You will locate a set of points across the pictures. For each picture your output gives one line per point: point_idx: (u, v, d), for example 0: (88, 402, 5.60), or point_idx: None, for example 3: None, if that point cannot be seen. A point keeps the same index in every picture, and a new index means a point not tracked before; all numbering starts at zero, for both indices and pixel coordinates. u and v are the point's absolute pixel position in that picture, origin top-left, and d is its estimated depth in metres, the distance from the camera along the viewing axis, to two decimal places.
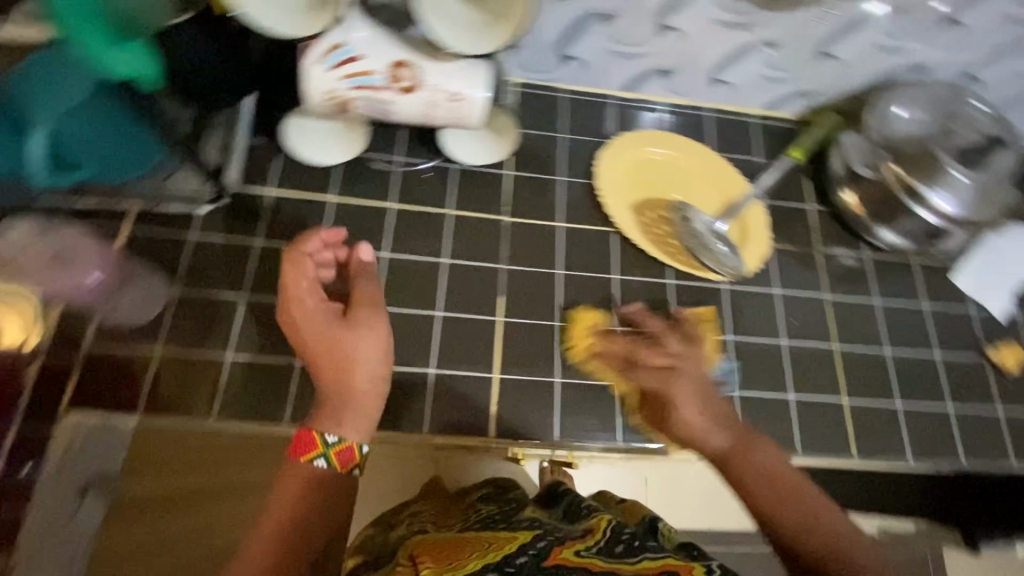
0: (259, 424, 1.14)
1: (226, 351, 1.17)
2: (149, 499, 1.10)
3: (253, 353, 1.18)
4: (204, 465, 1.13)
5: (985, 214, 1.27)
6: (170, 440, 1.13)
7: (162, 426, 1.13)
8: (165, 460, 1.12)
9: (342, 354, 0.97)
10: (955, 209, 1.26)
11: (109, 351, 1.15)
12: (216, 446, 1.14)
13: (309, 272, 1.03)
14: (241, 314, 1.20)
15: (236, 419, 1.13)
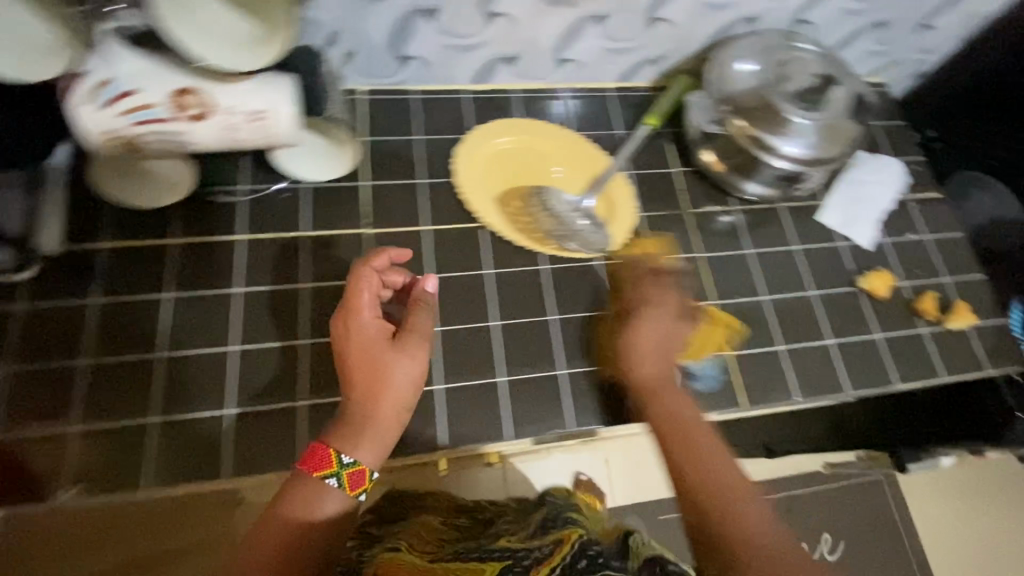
0: (121, 497, 1.06)
1: (71, 420, 1.09)
2: None
3: (108, 412, 1.10)
4: (104, 543, 1.04)
5: (832, 152, 1.41)
6: (48, 519, 1.03)
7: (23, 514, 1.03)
8: (50, 542, 1.02)
9: (381, 380, 0.88)
10: (803, 152, 1.39)
11: None
12: (120, 520, 1.05)
13: (374, 286, 0.97)
14: (90, 371, 1.12)
15: (101, 494, 1.05)
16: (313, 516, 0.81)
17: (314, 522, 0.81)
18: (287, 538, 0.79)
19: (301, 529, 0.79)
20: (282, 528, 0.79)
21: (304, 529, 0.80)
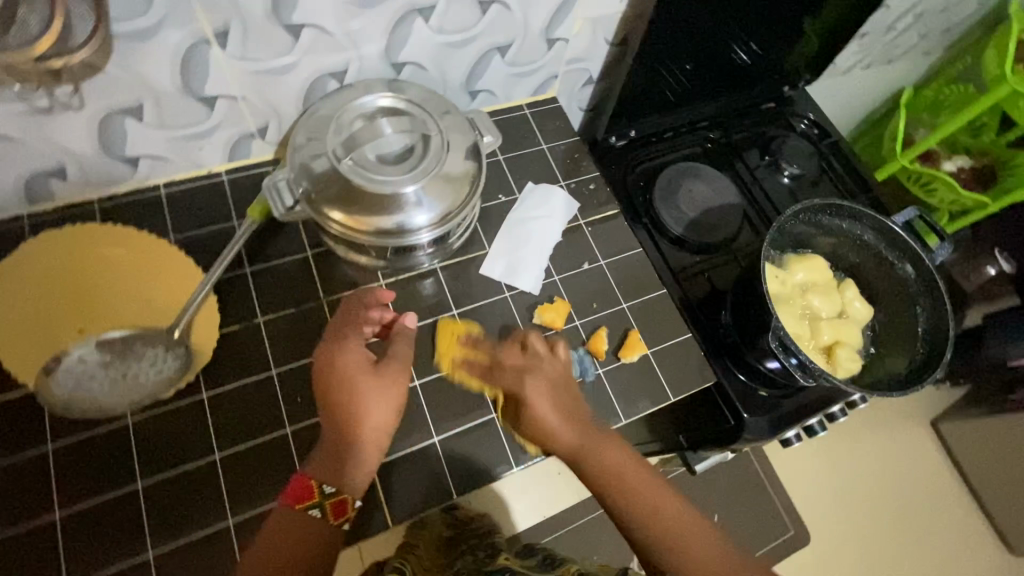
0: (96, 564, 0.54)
1: None
2: None
3: (41, 428, 0.58)
4: None
5: (842, 94, 1.33)
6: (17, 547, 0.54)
7: None
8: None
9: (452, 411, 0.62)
10: (822, 89, 1.28)
11: None
12: (104, 559, 0.55)
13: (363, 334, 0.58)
14: None
15: (82, 547, 0.55)
16: (550, 380, 0.61)
17: (557, 386, 0.61)
18: (558, 409, 0.59)
19: (550, 392, 0.60)
20: (538, 406, 0.59)
21: (563, 404, 0.60)
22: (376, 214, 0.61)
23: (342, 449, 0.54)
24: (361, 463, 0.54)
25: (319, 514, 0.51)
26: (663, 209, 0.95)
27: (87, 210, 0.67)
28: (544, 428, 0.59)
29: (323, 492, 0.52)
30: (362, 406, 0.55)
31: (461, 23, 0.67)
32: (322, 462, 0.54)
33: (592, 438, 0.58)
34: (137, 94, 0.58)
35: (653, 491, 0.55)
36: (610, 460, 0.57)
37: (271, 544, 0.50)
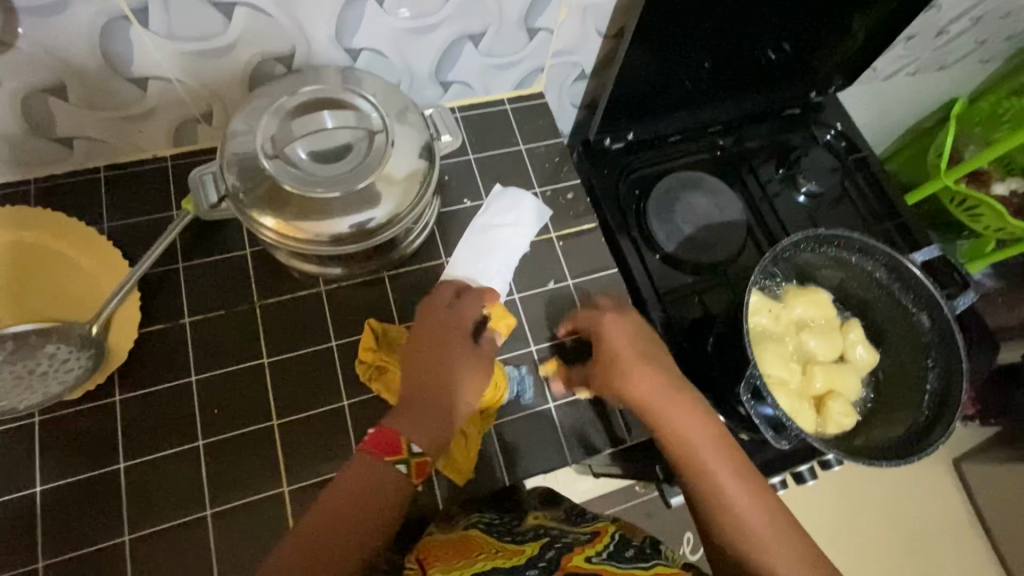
0: None
1: None
2: None
3: None
4: None
5: (882, 103, 1.20)
6: None
7: None
8: None
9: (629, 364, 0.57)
10: (856, 96, 1.15)
11: None
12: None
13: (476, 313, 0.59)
14: None
15: None
16: (633, 337, 0.60)
17: (639, 348, 0.59)
18: (638, 367, 0.57)
19: (636, 349, 0.58)
20: (628, 364, 0.57)
21: (650, 364, 0.58)
22: (307, 216, 0.55)
23: (430, 411, 0.51)
24: (442, 424, 0.51)
25: (405, 472, 0.48)
26: (656, 222, 0.86)
27: (22, 190, 0.64)
28: (624, 385, 0.56)
29: (412, 451, 0.49)
30: (455, 377, 0.54)
31: (421, 8, 0.60)
32: (408, 417, 0.51)
33: (663, 404, 0.55)
34: (57, 73, 0.54)
35: (730, 475, 0.50)
36: (685, 431, 0.53)
37: (357, 487, 0.47)
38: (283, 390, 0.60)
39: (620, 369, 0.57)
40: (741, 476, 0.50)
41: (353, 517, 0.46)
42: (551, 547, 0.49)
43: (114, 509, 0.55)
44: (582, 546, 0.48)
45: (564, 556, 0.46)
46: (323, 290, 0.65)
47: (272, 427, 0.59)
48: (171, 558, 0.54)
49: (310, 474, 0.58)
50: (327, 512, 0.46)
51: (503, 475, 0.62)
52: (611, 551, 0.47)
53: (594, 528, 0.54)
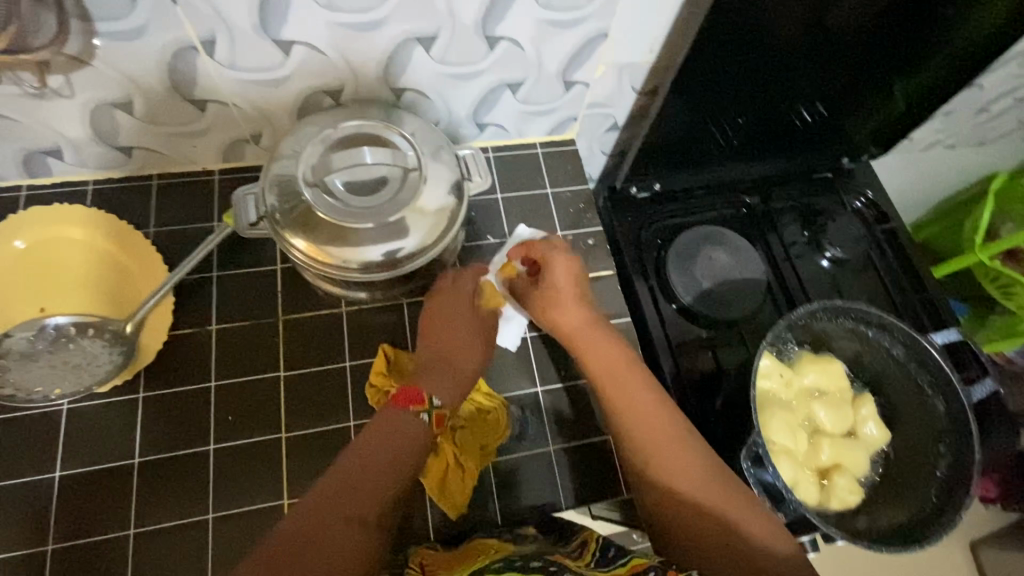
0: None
1: None
2: None
3: None
4: None
5: (918, 174, 1.18)
6: None
7: None
8: None
9: (559, 297, 0.64)
10: (891, 165, 1.15)
11: None
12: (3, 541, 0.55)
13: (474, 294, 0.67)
14: None
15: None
16: (577, 278, 0.65)
17: (577, 286, 0.64)
18: (575, 305, 0.63)
19: (575, 287, 0.64)
20: (562, 303, 0.63)
21: (580, 305, 0.64)
22: (336, 243, 0.59)
23: (447, 374, 0.59)
24: (457, 386, 0.58)
25: (427, 420, 0.53)
26: (675, 273, 0.87)
27: (81, 190, 0.69)
28: (557, 317, 0.63)
29: (435, 403, 0.54)
30: (463, 353, 0.62)
31: (465, 56, 0.63)
32: (433, 377, 0.57)
33: (590, 340, 0.62)
34: (126, 90, 0.58)
35: (650, 408, 0.57)
36: (612, 367, 0.60)
37: (376, 449, 0.50)
38: (294, 404, 0.63)
39: (556, 304, 0.63)
40: (661, 411, 0.56)
41: (367, 485, 0.48)
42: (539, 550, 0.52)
43: (121, 501, 0.57)
44: (569, 558, 0.51)
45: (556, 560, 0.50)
46: (344, 311, 0.68)
47: (279, 439, 0.61)
48: (168, 556, 0.56)
49: (310, 490, 0.60)
50: (343, 468, 0.48)
51: (496, 512, 0.63)
52: (597, 556, 0.52)
53: (583, 538, 0.57)
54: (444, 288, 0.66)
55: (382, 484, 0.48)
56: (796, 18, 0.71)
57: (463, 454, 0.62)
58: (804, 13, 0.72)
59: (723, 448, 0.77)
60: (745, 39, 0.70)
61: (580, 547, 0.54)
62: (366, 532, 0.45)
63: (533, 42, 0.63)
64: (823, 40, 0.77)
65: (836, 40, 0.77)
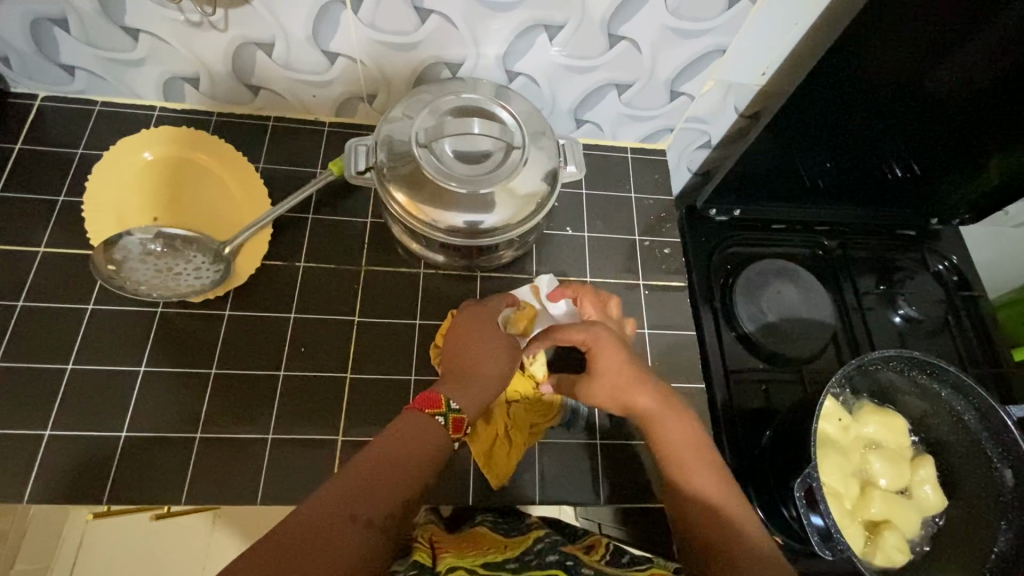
0: (77, 419, 0.59)
1: (31, 280, 0.64)
2: (24, 468, 0.57)
3: (85, 289, 0.64)
4: (53, 441, 0.58)
5: None
6: (25, 379, 0.60)
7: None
8: (37, 416, 0.59)
9: (611, 375, 0.59)
10: None
11: None
12: (80, 420, 0.59)
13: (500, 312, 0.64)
14: (61, 218, 0.67)
15: (72, 401, 0.59)
16: (624, 358, 0.60)
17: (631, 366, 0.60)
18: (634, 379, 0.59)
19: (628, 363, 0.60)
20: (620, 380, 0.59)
21: (640, 377, 0.59)
22: (432, 203, 0.61)
23: (472, 380, 0.57)
24: (477, 390, 0.56)
25: (443, 423, 0.52)
26: (741, 301, 0.85)
27: (206, 119, 0.74)
28: (618, 396, 0.59)
29: (451, 406, 0.53)
30: (483, 360, 0.59)
31: (583, 50, 0.66)
32: (453, 383, 0.56)
33: (659, 414, 0.58)
34: (272, 34, 0.63)
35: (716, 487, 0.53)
36: (679, 440, 0.56)
37: (388, 456, 0.49)
38: (362, 350, 0.65)
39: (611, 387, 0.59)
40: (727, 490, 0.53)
41: (381, 485, 0.48)
42: (547, 543, 0.51)
43: (193, 406, 0.61)
44: (579, 553, 0.50)
45: (568, 556, 0.48)
46: (421, 272, 0.70)
47: (345, 377, 0.64)
48: (227, 465, 0.59)
49: (365, 433, 0.62)
50: (358, 474, 0.48)
51: (534, 494, 0.64)
52: (609, 558, 0.50)
53: (590, 542, 0.54)
54: (479, 302, 0.64)
55: (398, 484, 0.48)
56: (907, 67, 0.71)
57: (515, 426, 0.64)
58: (921, 64, 0.71)
59: (767, 484, 0.75)
60: (854, 79, 0.71)
61: (588, 547, 0.53)
62: (373, 533, 0.45)
63: (652, 45, 0.66)
64: (930, 93, 0.76)
65: (943, 96, 0.77)
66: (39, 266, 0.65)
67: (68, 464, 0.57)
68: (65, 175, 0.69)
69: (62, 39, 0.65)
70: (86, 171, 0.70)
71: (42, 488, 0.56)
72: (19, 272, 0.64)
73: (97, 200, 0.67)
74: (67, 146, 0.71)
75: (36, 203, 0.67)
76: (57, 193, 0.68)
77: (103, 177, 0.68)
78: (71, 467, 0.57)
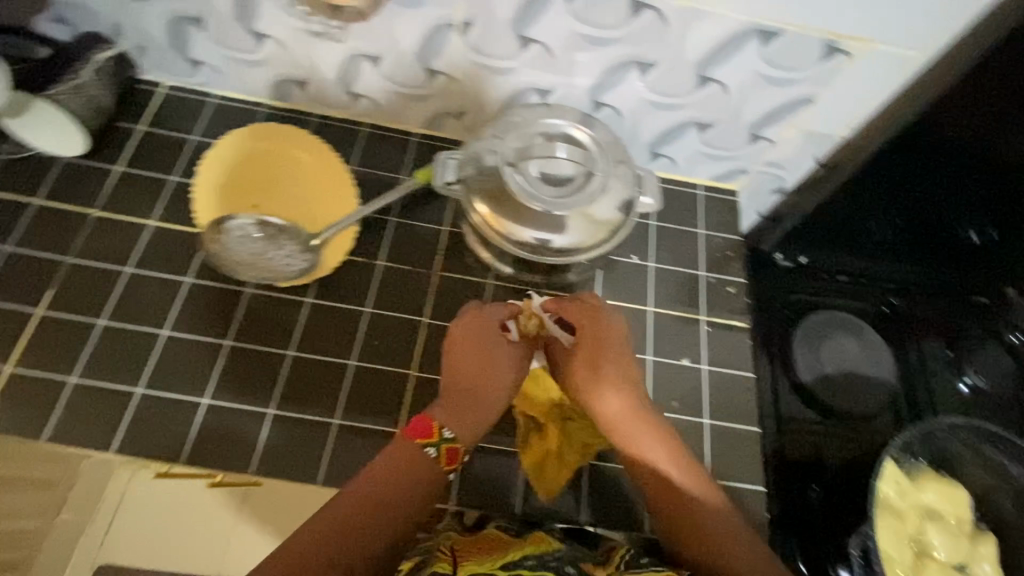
0: (165, 385, 0.64)
1: (141, 250, 0.70)
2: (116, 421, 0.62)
3: (186, 263, 0.70)
4: (142, 401, 0.63)
5: None
6: (124, 340, 0.65)
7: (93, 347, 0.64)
8: (132, 375, 0.64)
9: (590, 370, 0.62)
10: None
11: (52, 244, 0.69)
12: (167, 384, 0.64)
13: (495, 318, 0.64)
14: (172, 197, 0.73)
15: (163, 366, 0.64)
16: (613, 350, 0.62)
17: (618, 367, 0.62)
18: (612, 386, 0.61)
19: (615, 364, 0.61)
20: (601, 380, 0.61)
21: (617, 383, 0.61)
22: (512, 217, 0.65)
23: (471, 406, 0.59)
24: (472, 418, 0.58)
25: (434, 454, 0.54)
26: (799, 351, 0.83)
27: (306, 120, 0.79)
28: (596, 400, 0.61)
29: (443, 436, 0.55)
30: (484, 380, 0.60)
31: (671, 88, 0.68)
32: (449, 410, 0.58)
33: (631, 426, 0.59)
34: (381, 48, 0.69)
35: (699, 495, 0.54)
36: (653, 453, 0.57)
37: (368, 503, 0.51)
38: (427, 351, 0.68)
39: (591, 386, 0.61)
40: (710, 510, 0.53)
41: (360, 531, 0.50)
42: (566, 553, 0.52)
43: (268, 384, 0.64)
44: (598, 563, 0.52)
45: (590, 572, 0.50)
46: (489, 284, 0.73)
47: (408, 376, 0.67)
48: (295, 443, 0.62)
49: None
50: (338, 521, 0.49)
51: (580, 514, 0.64)
52: (626, 560, 0.52)
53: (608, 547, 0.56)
54: (476, 313, 0.63)
55: (377, 532, 0.50)
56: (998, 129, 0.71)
57: (566, 445, 0.65)
58: None
59: (813, 540, 0.73)
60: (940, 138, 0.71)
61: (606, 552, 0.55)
62: None
63: (741, 89, 0.68)
64: None
65: None
66: (149, 235, 0.71)
67: (153, 423, 0.62)
68: (178, 159, 0.76)
69: (196, 37, 0.72)
70: (197, 157, 0.76)
71: (128, 442, 0.61)
72: (130, 241, 0.70)
73: (207, 184, 0.73)
74: (183, 132, 0.78)
75: (151, 181, 0.74)
76: (171, 174, 0.75)
77: (212, 164, 0.74)
78: (156, 424, 0.62)
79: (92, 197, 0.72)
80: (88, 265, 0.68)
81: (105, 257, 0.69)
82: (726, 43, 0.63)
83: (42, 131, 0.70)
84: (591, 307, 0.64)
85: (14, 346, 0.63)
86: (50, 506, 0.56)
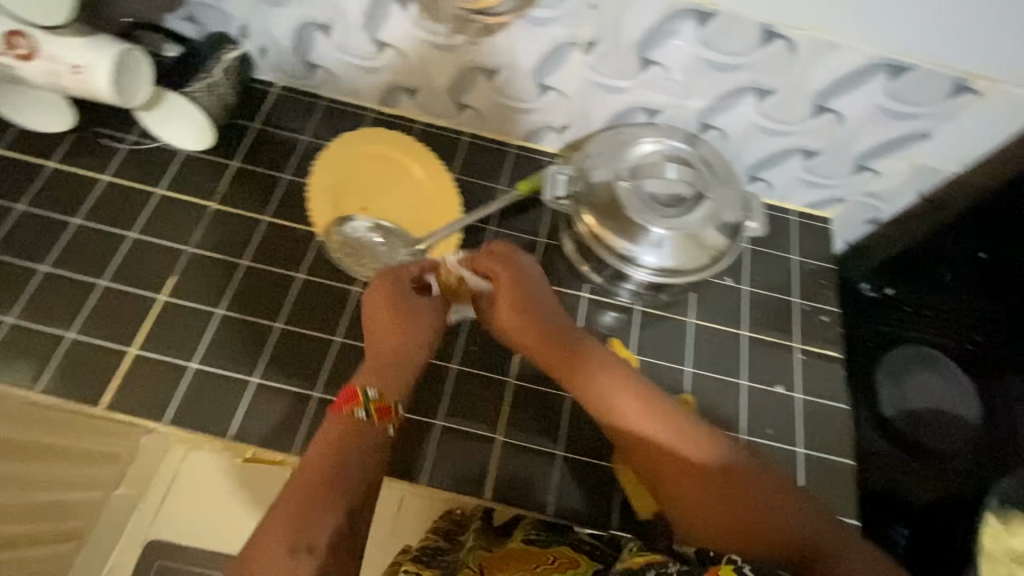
0: (276, 374, 0.66)
1: (255, 243, 0.73)
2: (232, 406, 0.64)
3: (296, 258, 0.72)
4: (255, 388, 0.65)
5: None
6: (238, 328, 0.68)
7: (210, 333, 0.67)
8: (245, 363, 0.66)
9: (538, 324, 0.62)
10: None
11: (174, 232, 0.72)
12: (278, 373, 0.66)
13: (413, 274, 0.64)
14: (284, 194, 0.76)
15: (275, 356, 0.67)
16: (514, 283, 0.63)
17: (516, 293, 0.63)
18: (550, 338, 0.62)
19: (524, 301, 0.63)
20: (534, 329, 0.62)
21: (559, 332, 0.62)
22: (621, 234, 0.66)
23: (394, 364, 0.59)
24: (394, 372, 0.58)
25: (365, 414, 0.54)
26: (885, 381, 0.83)
27: (410, 126, 0.81)
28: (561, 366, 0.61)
29: (367, 395, 0.55)
30: (399, 337, 0.60)
31: (786, 114, 0.69)
32: (366, 373, 0.57)
33: (598, 382, 0.58)
34: (499, 62, 0.71)
35: (687, 440, 0.54)
36: (625, 407, 0.57)
37: (318, 481, 0.49)
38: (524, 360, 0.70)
39: (539, 344, 0.62)
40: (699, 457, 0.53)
41: (318, 505, 0.47)
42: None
43: None
44: None
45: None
46: (584, 297, 0.74)
47: (507, 382, 0.69)
48: (400, 440, 0.65)
49: (520, 436, 0.67)
50: (280, 510, 0.47)
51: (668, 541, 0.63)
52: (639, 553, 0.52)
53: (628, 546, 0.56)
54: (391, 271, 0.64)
55: (331, 501, 0.48)
56: None
57: None
58: None
59: None
60: None
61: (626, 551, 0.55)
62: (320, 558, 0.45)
63: (857, 118, 0.68)
64: None
65: None
66: (263, 231, 0.74)
67: (266, 411, 0.64)
68: (290, 158, 0.79)
69: (319, 43, 0.75)
70: (307, 156, 0.79)
71: (242, 427, 0.63)
72: (246, 235, 0.73)
73: (321, 187, 0.75)
74: (294, 132, 0.80)
75: (265, 177, 0.77)
76: (284, 172, 0.78)
77: (325, 167, 0.76)
78: (269, 414, 0.64)
79: (210, 190, 0.75)
80: (208, 255, 0.71)
81: (223, 248, 0.72)
82: (851, 74, 0.65)
83: (173, 125, 0.75)
84: (503, 254, 0.65)
85: (141, 328, 0.66)
86: (111, 480, 0.60)
